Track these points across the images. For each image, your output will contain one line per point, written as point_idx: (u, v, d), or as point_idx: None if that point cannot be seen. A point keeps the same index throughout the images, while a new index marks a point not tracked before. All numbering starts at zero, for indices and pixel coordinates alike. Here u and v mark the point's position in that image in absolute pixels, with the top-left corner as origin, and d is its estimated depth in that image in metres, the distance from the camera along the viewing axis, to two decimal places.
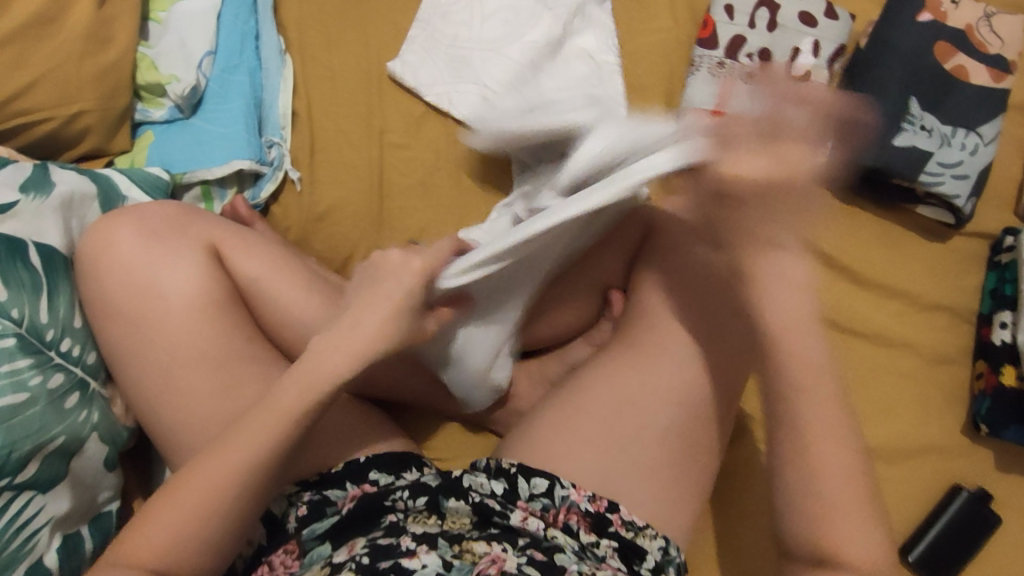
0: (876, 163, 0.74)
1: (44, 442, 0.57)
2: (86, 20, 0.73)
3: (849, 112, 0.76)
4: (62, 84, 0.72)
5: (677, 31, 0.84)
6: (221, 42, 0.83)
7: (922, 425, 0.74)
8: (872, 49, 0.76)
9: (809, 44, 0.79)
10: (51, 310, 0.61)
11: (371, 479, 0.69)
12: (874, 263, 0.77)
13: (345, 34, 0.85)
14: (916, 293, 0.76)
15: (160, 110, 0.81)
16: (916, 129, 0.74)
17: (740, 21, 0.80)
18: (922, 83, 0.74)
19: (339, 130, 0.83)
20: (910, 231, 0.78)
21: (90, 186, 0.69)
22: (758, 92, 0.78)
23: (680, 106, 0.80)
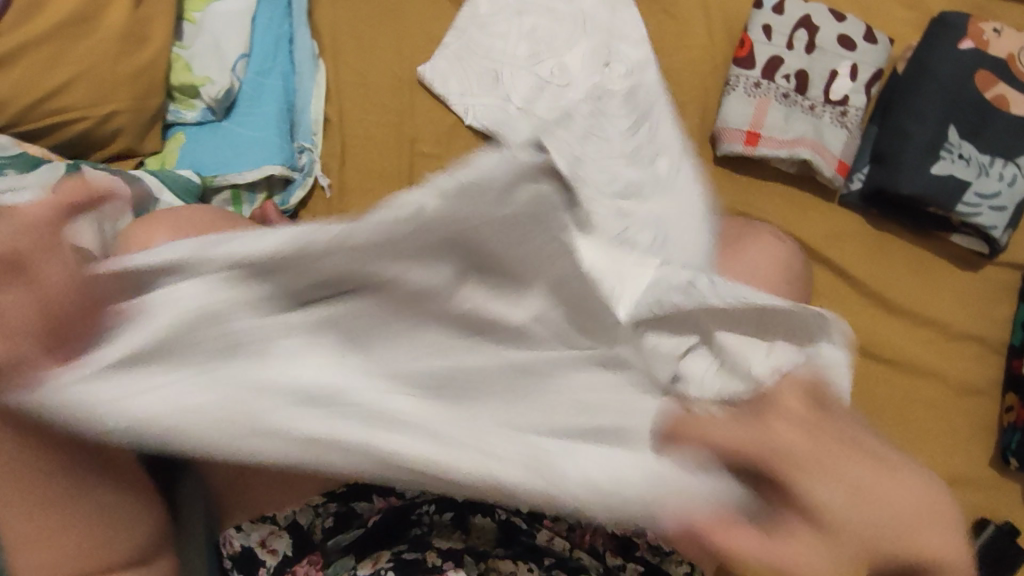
0: (912, 191, 0.73)
1: None
2: (122, 20, 0.73)
3: (885, 139, 0.76)
4: (96, 85, 0.72)
5: (714, 50, 0.83)
6: (255, 46, 0.82)
7: (950, 455, 0.74)
8: (911, 76, 0.76)
9: (847, 68, 0.78)
10: None
11: (397, 493, 0.66)
12: (907, 290, 0.76)
13: (380, 41, 0.85)
14: (948, 322, 0.76)
15: (191, 112, 0.80)
16: (954, 157, 0.73)
17: (778, 42, 0.79)
18: (962, 112, 0.74)
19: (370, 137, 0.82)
20: (943, 259, 0.77)
21: (121, 189, 0.68)
22: (795, 114, 0.78)
23: (715, 126, 0.80)
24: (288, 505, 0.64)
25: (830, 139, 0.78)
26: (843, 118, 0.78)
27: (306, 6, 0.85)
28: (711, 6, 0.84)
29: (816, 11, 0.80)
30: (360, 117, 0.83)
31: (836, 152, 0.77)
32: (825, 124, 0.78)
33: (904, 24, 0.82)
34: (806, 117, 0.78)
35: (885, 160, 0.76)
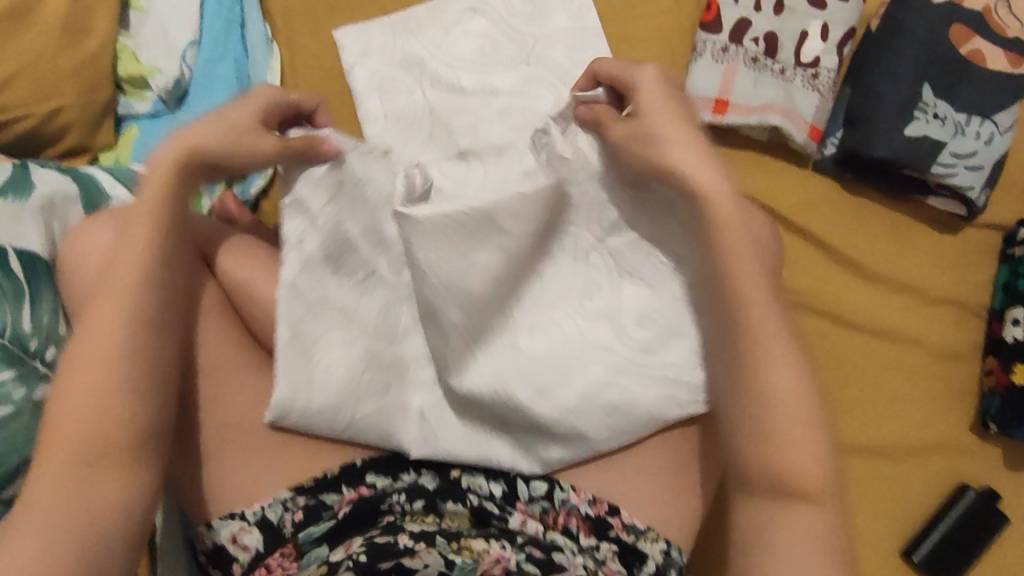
0: (884, 154, 0.71)
1: (28, 456, 0.57)
2: (61, 11, 0.70)
3: (859, 101, 0.73)
4: (39, 81, 0.69)
5: (680, 14, 0.80)
6: (205, 31, 0.80)
7: (928, 423, 0.73)
8: (884, 33, 0.73)
9: (818, 28, 0.75)
10: (34, 319, 0.59)
11: (368, 483, 0.67)
12: (883, 256, 0.75)
13: (332, 18, 0.82)
14: (926, 287, 0.74)
15: (143, 104, 0.78)
16: (928, 117, 0.71)
17: (745, 4, 0.76)
18: (936, 69, 0.71)
19: None
20: (922, 223, 0.75)
21: (71, 188, 0.67)
22: (764, 78, 0.75)
23: (683, 94, 0.77)
24: (256, 501, 0.64)
25: (801, 104, 0.75)
26: (815, 81, 0.75)
27: None
28: None
29: None
30: None
31: (808, 118, 0.75)
32: (796, 88, 0.75)
33: None
34: (776, 81, 0.75)
35: (857, 125, 0.73)
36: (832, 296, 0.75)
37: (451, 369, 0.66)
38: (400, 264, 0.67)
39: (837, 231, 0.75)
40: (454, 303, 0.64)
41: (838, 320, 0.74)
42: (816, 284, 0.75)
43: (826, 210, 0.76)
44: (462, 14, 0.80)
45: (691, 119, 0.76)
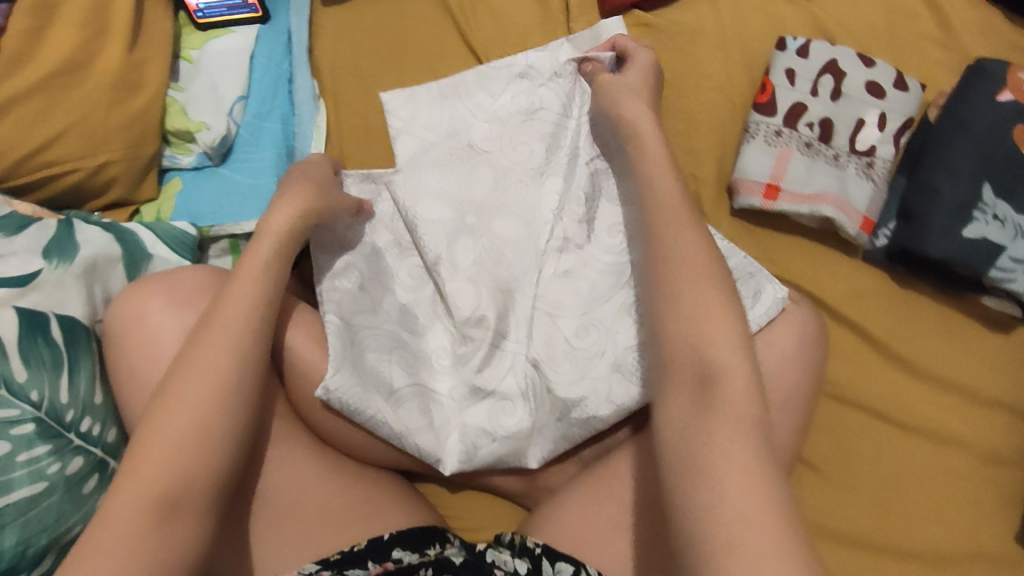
0: (939, 253, 0.69)
1: (58, 535, 0.55)
2: (115, 67, 0.70)
3: (914, 196, 0.72)
4: (88, 136, 0.69)
5: (734, 93, 0.79)
6: (254, 87, 0.79)
7: (975, 531, 0.70)
8: (944, 129, 0.72)
9: (875, 117, 0.74)
10: (72, 390, 0.58)
11: (394, 557, 0.65)
12: (931, 353, 0.73)
13: (383, 81, 0.81)
14: (975, 388, 0.72)
15: (188, 157, 0.78)
16: (988, 218, 0.69)
17: (802, 89, 0.75)
18: (998, 169, 0.69)
19: None
20: (973, 321, 0.73)
21: (114, 248, 0.67)
22: (819, 165, 0.74)
23: (731, 175, 0.76)
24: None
25: (854, 193, 0.73)
26: (869, 170, 0.74)
27: (307, 42, 0.82)
28: (731, 45, 0.80)
29: (843, 54, 0.75)
30: None
31: (860, 208, 0.73)
32: (850, 177, 0.74)
33: (938, 68, 0.77)
34: (830, 168, 0.74)
35: (912, 219, 0.72)
36: (876, 390, 0.73)
37: (482, 345, 0.69)
38: (421, 268, 0.73)
39: (885, 324, 0.73)
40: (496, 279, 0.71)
41: (880, 415, 0.72)
42: (860, 377, 0.73)
43: (874, 302, 0.74)
44: (511, 80, 0.79)
45: (739, 203, 0.75)
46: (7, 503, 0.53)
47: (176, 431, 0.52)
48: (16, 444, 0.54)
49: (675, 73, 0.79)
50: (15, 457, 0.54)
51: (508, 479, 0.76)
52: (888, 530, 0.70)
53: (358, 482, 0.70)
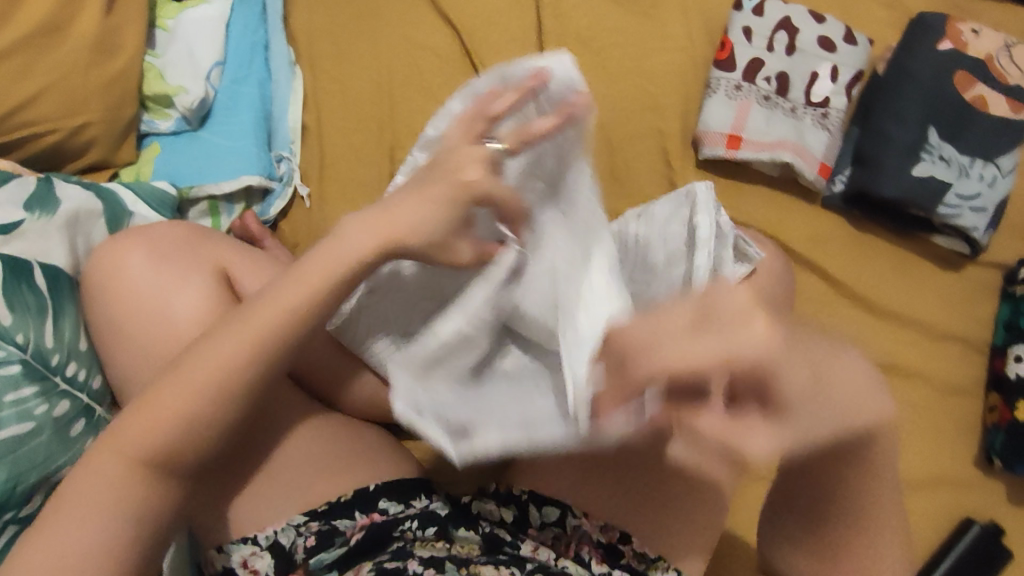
0: (892, 193, 0.74)
1: (47, 473, 0.56)
2: (92, 30, 0.72)
3: (868, 141, 0.76)
4: (67, 97, 0.70)
5: (695, 52, 0.83)
6: (230, 53, 0.81)
7: (937, 458, 0.74)
8: (893, 78, 0.76)
9: (827, 69, 0.78)
10: (57, 335, 0.59)
11: (381, 508, 0.67)
12: (889, 292, 0.77)
13: (357, 46, 0.83)
14: (932, 323, 0.76)
15: (166, 121, 0.79)
16: (934, 158, 0.73)
17: (758, 44, 0.79)
18: (942, 113, 0.74)
19: (352, 150, 0.81)
20: (927, 260, 0.77)
21: (95, 204, 0.67)
22: (777, 116, 0.78)
23: (696, 129, 0.80)
24: (270, 523, 0.64)
25: (811, 141, 0.77)
26: (824, 120, 0.78)
27: (282, 11, 0.84)
28: (690, 8, 0.84)
29: (795, 12, 0.79)
30: (337, 149, 0.81)
31: (818, 155, 0.77)
32: (807, 126, 0.78)
33: (884, 25, 0.82)
34: (788, 118, 0.78)
35: (866, 163, 0.75)
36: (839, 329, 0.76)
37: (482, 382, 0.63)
38: None
39: (845, 266, 0.77)
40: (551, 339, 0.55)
41: None
42: (823, 316, 0.76)
43: (833, 245, 0.78)
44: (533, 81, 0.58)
45: (705, 154, 0.78)
46: None
47: (177, 397, 0.50)
48: (2, 385, 0.55)
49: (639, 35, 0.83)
50: (4, 396, 0.54)
51: None
52: None
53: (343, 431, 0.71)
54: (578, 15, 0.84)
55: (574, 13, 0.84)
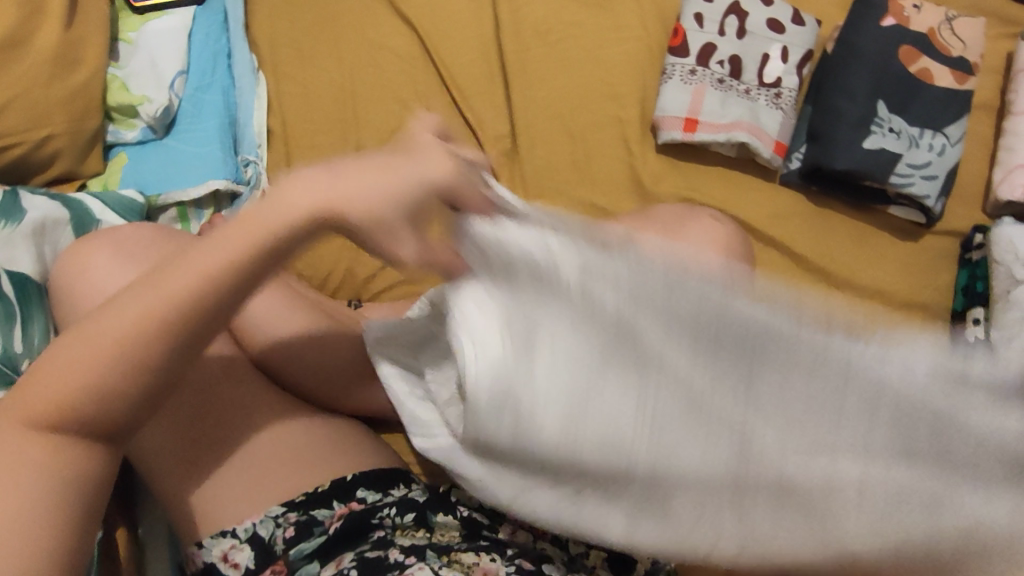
0: (845, 165, 0.75)
1: None
2: (53, 43, 0.73)
3: (821, 118, 0.77)
4: (31, 109, 0.71)
5: (649, 41, 0.85)
6: (194, 62, 0.82)
7: None
8: (840, 55, 0.78)
9: (777, 50, 0.80)
10: (26, 341, 0.60)
11: (359, 497, 0.68)
12: (851, 263, 0.78)
13: (317, 51, 0.85)
14: (896, 291, 0.78)
15: (132, 131, 0.80)
16: (885, 130, 0.75)
17: (709, 30, 0.81)
18: (889, 87, 0.76)
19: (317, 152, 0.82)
20: (884, 230, 0.79)
21: (61, 213, 0.68)
22: (732, 98, 0.79)
23: (654, 115, 0.81)
24: (249, 517, 0.63)
25: (766, 121, 0.79)
26: (778, 100, 0.80)
27: (244, 20, 0.86)
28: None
29: None
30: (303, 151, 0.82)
31: (773, 134, 0.79)
32: (761, 107, 0.79)
33: (831, 6, 0.84)
34: (742, 100, 0.79)
35: (819, 138, 0.77)
36: None
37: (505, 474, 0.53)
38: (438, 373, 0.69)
39: (807, 239, 0.79)
40: (685, 382, 0.42)
41: None
42: None
43: (794, 220, 0.79)
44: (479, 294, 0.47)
45: (663, 138, 0.79)
46: None
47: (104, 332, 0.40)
48: None
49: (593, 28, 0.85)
50: None
51: None
52: None
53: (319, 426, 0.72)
54: (533, 12, 0.86)
55: (529, 10, 0.86)
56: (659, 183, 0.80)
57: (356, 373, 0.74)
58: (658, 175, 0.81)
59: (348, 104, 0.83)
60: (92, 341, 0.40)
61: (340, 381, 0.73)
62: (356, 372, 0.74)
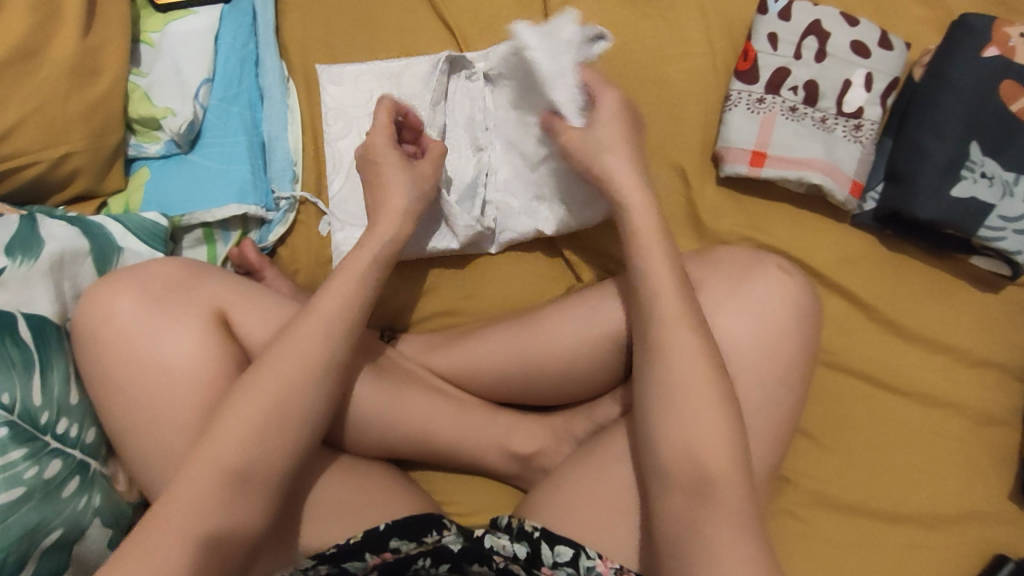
0: (930, 214, 0.69)
1: (38, 541, 0.52)
2: (70, 52, 0.67)
3: (903, 157, 0.71)
4: (47, 126, 0.66)
5: (716, 56, 0.78)
6: (219, 69, 0.77)
7: (971, 492, 0.70)
8: (930, 85, 0.70)
9: (861, 77, 0.73)
10: (44, 392, 0.56)
11: (392, 547, 0.63)
12: (923, 318, 0.72)
13: (355, 57, 0.79)
14: (967, 348, 0.72)
15: (155, 145, 0.75)
16: (975, 176, 0.69)
17: (783, 52, 0.73)
18: (985, 127, 0.69)
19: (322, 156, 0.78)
20: (965, 283, 0.73)
21: (82, 243, 0.64)
22: (806, 128, 0.72)
23: (716, 144, 0.75)
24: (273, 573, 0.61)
25: (842, 158, 0.72)
26: (857, 132, 0.73)
27: (274, 20, 0.79)
28: (709, 10, 0.78)
29: (827, 15, 0.74)
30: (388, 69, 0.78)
31: (849, 173, 0.72)
32: (837, 140, 0.72)
33: (924, 27, 0.76)
34: (817, 131, 0.72)
35: (901, 180, 0.71)
36: (867, 355, 0.72)
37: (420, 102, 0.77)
38: None
39: (875, 289, 0.73)
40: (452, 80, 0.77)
41: (874, 381, 0.72)
42: (849, 344, 0.72)
43: (865, 266, 0.73)
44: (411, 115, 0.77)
45: (726, 171, 0.73)
46: None
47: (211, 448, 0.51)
48: None
49: (649, 46, 0.78)
50: None
51: (501, 459, 0.74)
52: (883, 496, 0.70)
53: (351, 471, 0.68)
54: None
55: (584, 20, 0.79)
56: (719, 219, 0.75)
57: (392, 418, 0.69)
58: (718, 212, 0.75)
59: (410, 55, 0.79)
60: (206, 455, 0.50)
61: (373, 430, 0.69)
62: (391, 418, 0.69)
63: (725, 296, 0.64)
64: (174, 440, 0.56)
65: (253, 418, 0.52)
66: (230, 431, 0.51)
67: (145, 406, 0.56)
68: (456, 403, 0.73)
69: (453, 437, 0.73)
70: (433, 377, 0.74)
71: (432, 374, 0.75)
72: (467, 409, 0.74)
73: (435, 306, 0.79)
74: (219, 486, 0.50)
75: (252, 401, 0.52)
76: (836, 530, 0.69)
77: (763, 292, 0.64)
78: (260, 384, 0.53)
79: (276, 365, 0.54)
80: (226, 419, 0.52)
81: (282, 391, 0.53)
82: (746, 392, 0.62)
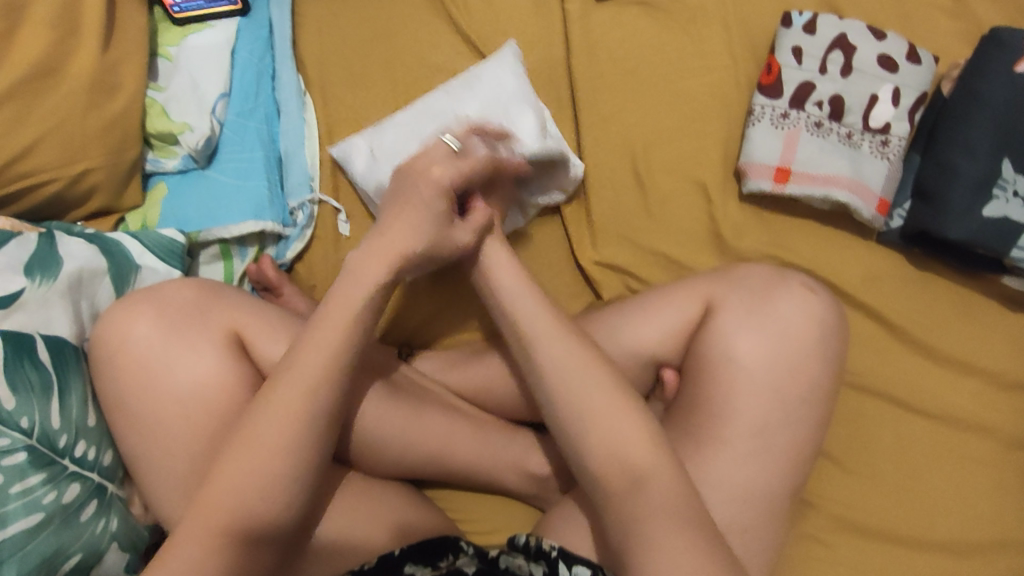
0: (959, 234, 0.67)
1: (56, 566, 0.52)
2: (89, 68, 0.67)
3: (931, 174, 0.69)
4: (65, 144, 0.65)
5: (738, 69, 0.76)
6: (236, 84, 0.76)
7: (1000, 518, 0.68)
8: (961, 100, 0.69)
9: (889, 92, 0.71)
10: (63, 414, 0.55)
11: (406, 573, 0.62)
12: (951, 338, 0.71)
13: (372, 71, 0.78)
14: (996, 370, 0.70)
15: (172, 160, 0.75)
16: (1008, 196, 0.67)
17: (808, 66, 0.72)
18: (1019, 144, 0.66)
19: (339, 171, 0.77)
20: (994, 302, 0.71)
21: (100, 262, 0.64)
22: (832, 144, 0.71)
23: (739, 160, 0.73)
24: None
25: (869, 175, 0.71)
26: (884, 148, 0.71)
27: (291, 35, 0.79)
28: (732, 23, 0.77)
29: (853, 28, 0.72)
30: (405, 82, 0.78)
31: (876, 190, 0.71)
32: (864, 156, 0.71)
33: (953, 39, 0.74)
34: (843, 147, 0.71)
35: (929, 198, 0.69)
36: (893, 376, 0.71)
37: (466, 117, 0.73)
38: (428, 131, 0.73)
39: (901, 308, 0.71)
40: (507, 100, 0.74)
41: (899, 402, 0.71)
42: (874, 364, 0.71)
43: (891, 284, 0.72)
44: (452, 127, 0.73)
45: (749, 188, 0.72)
46: (3, 536, 0.50)
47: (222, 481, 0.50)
48: (9, 476, 0.51)
49: (671, 59, 0.77)
50: (9, 488, 0.51)
51: (519, 479, 0.73)
52: (909, 521, 0.68)
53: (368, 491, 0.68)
54: (617, 102, 0.76)
55: (604, 33, 0.77)
56: (741, 237, 0.74)
57: (409, 438, 0.68)
58: (741, 229, 0.74)
59: (428, 68, 0.78)
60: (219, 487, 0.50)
61: (389, 450, 0.68)
62: (409, 438, 0.68)
63: (750, 318, 0.63)
64: (192, 464, 0.56)
65: (264, 448, 0.51)
66: (241, 461, 0.50)
67: (161, 431, 0.56)
68: (473, 422, 0.72)
69: (471, 457, 0.72)
70: (452, 396, 0.74)
71: (450, 392, 0.74)
72: (484, 428, 0.73)
73: (454, 323, 0.78)
74: (235, 516, 0.49)
75: (265, 430, 0.51)
76: (860, 555, 0.67)
77: (788, 313, 0.63)
78: (274, 413, 0.51)
79: (286, 395, 0.52)
80: (239, 451, 0.51)
81: (299, 414, 0.52)
82: (771, 416, 0.61)
